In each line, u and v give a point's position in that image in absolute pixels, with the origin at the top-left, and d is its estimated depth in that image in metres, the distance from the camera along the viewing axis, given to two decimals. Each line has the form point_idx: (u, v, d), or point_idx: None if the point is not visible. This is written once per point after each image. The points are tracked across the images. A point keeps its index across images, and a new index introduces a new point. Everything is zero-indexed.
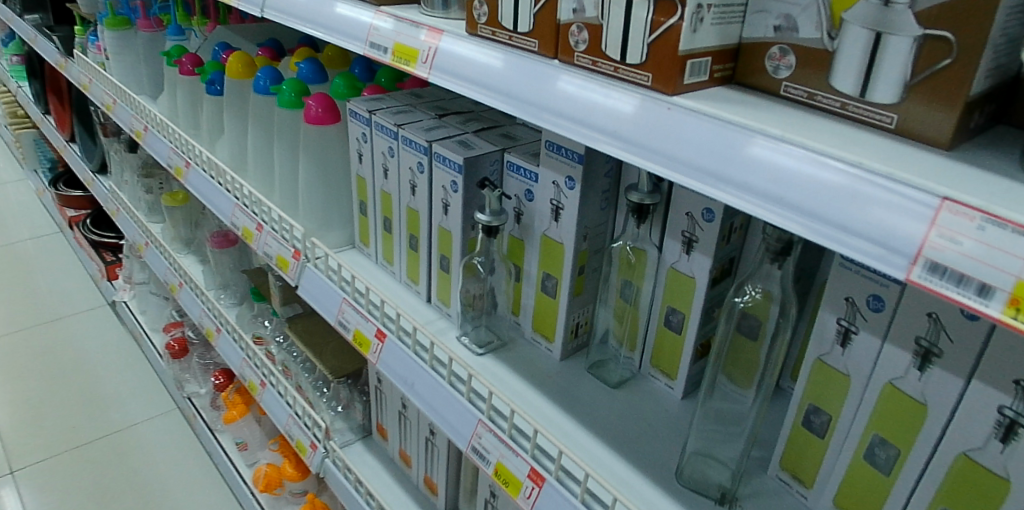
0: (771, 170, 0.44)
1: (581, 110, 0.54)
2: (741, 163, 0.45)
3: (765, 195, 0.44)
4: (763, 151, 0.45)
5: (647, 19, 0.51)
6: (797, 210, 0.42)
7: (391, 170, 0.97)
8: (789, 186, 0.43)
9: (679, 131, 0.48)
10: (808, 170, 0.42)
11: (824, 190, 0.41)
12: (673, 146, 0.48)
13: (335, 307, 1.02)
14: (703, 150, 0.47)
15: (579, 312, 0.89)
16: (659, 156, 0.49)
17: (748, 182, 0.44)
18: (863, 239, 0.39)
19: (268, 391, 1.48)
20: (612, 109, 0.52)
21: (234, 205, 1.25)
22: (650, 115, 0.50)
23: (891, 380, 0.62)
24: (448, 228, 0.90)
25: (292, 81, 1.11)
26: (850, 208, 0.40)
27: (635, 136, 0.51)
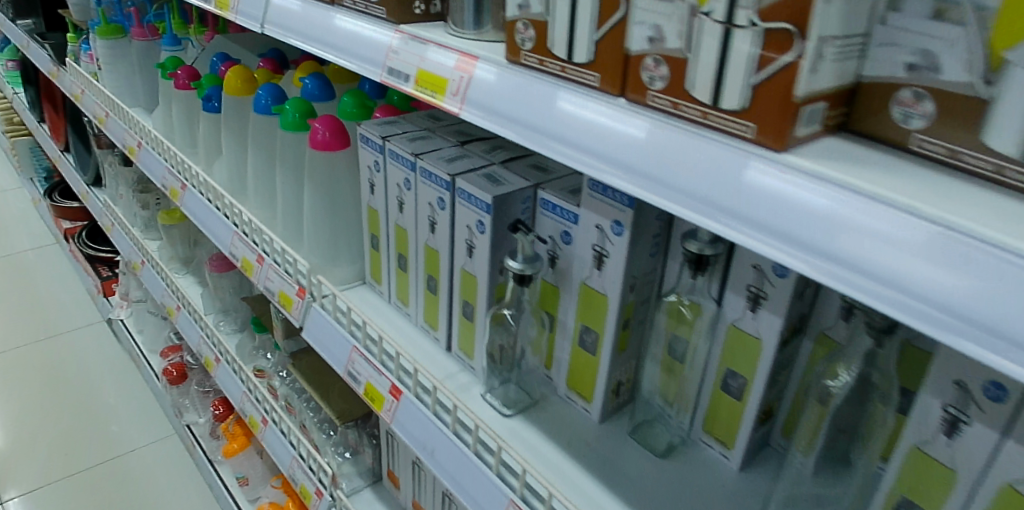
0: (852, 230, 0.34)
1: (601, 142, 0.44)
2: (810, 219, 0.35)
3: (842, 261, 0.34)
4: (840, 205, 0.34)
5: (752, 53, 0.37)
6: (885, 283, 0.32)
7: (407, 204, 0.86)
8: (877, 253, 0.33)
9: (728, 172, 0.38)
10: (904, 233, 0.32)
11: (927, 264, 0.31)
12: (719, 192, 0.38)
13: (345, 355, 0.91)
14: (760, 201, 0.37)
15: (622, 370, 0.79)
16: (699, 203, 0.39)
17: (819, 243, 0.34)
18: (979, 332, 0.29)
19: (270, 429, 1.38)
20: (641, 143, 0.42)
21: (233, 232, 1.16)
22: (688, 150, 0.40)
23: (1013, 481, 0.50)
24: (473, 272, 0.80)
25: (296, 100, 1.01)
26: (962, 290, 0.30)
27: (669, 176, 0.40)
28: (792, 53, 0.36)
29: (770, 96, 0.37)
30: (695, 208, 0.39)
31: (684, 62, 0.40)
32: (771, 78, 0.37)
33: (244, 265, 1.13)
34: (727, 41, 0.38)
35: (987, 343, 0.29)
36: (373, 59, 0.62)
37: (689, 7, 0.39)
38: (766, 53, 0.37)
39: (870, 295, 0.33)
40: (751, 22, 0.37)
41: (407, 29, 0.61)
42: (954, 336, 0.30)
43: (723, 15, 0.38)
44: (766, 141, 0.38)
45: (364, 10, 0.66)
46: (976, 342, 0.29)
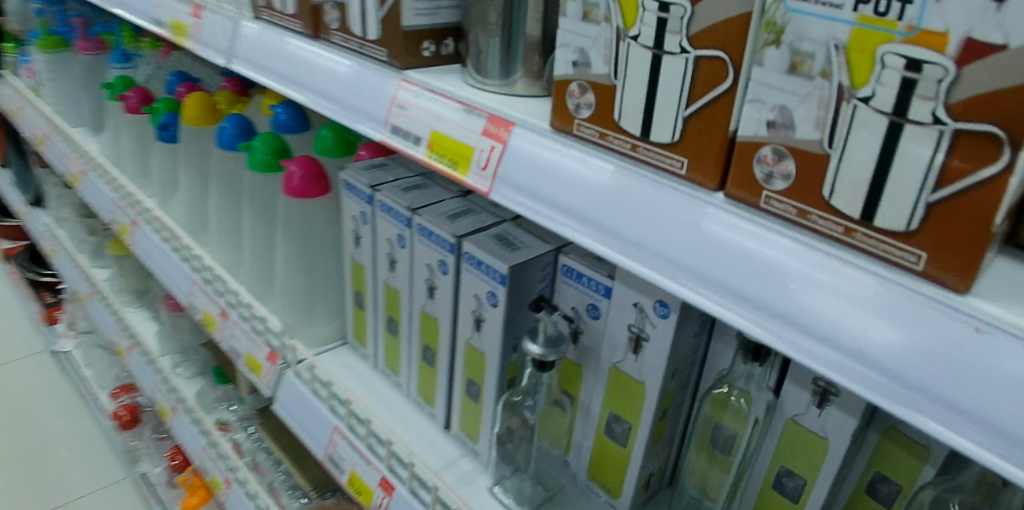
0: (852, 310, 0.28)
1: (567, 193, 0.38)
2: (804, 295, 0.30)
3: (827, 340, 0.29)
4: (838, 280, 0.29)
5: (934, 161, 0.27)
6: (890, 378, 0.27)
7: (400, 264, 0.75)
8: (883, 341, 0.27)
9: (707, 233, 0.33)
10: (914, 318, 0.27)
11: (943, 359, 0.26)
12: (695, 256, 0.33)
13: (324, 437, 0.80)
14: (743, 269, 0.31)
15: (655, 460, 0.68)
16: (673, 268, 0.34)
17: (811, 323, 0.29)
18: (1005, 446, 0.24)
19: (234, 491, 1.24)
20: (607, 193, 0.37)
21: (193, 281, 1.03)
22: (663, 206, 0.34)
23: None
24: (480, 348, 0.69)
25: (267, 135, 0.87)
26: (985, 392, 0.24)
27: (641, 236, 0.35)
28: (997, 166, 0.25)
29: (958, 220, 0.27)
30: (669, 274, 0.34)
31: (824, 161, 0.30)
32: (961, 196, 0.27)
33: (205, 319, 1.01)
34: (892, 141, 0.28)
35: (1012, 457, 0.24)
36: (371, 113, 0.52)
37: (836, 87, 0.28)
38: (953, 162, 0.26)
39: (871, 389, 0.28)
40: (935, 119, 0.26)
41: (417, 79, 0.51)
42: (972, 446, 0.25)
43: (891, 106, 0.27)
44: (945, 278, 0.28)
45: (357, 49, 0.56)
46: (1000, 456, 0.24)
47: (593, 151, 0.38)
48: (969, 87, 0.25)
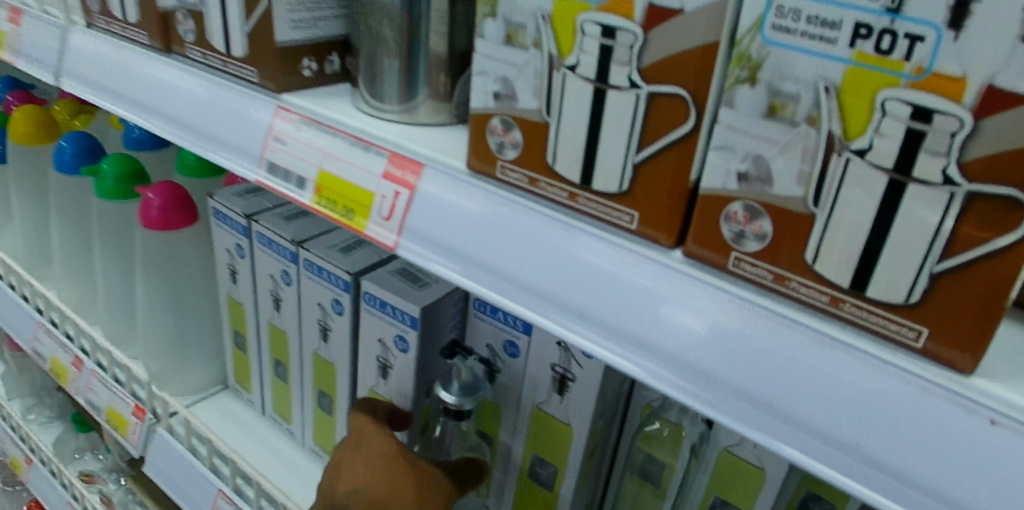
0: (790, 373, 0.25)
1: (464, 238, 0.33)
2: (738, 357, 0.26)
3: (788, 419, 0.25)
4: (774, 338, 0.26)
5: (940, 226, 0.23)
6: (839, 450, 0.25)
7: (286, 302, 0.65)
8: (828, 408, 0.25)
9: (626, 286, 0.29)
10: (859, 381, 0.24)
11: (899, 431, 0.24)
12: (615, 313, 0.29)
13: (206, 501, 0.69)
14: (667, 328, 0.28)
15: (582, 498, 0.62)
16: (592, 325, 0.30)
17: (748, 389, 0.26)
18: None
19: None
20: (523, 243, 0.31)
21: (38, 324, 0.88)
22: (575, 253, 0.30)
23: None
24: (385, 395, 0.61)
25: (115, 156, 0.74)
26: (942, 466, 0.23)
27: (555, 289, 0.31)
28: (1016, 234, 0.22)
29: (967, 293, 0.23)
30: (588, 332, 0.30)
31: (809, 221, 0.26)
32: (971, 266, 0.23)
33: (54, 369, 0.86)
34: (892, 201, 0.24)
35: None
36: (241, 146, 0.42)
37: (825, 137, 0.24)
38: (963, 227, 0.23)
39: (819, 460, 0.25)
40: (945, 179, 0.22)
41: (295, 105, 0.42)
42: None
43: (893, 162, 0.23)
44: (949, 356, 0.24)
45: (220, 66, 0.47)
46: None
47: (507, 189, 0.33)
48: (984, 144, 0.22)
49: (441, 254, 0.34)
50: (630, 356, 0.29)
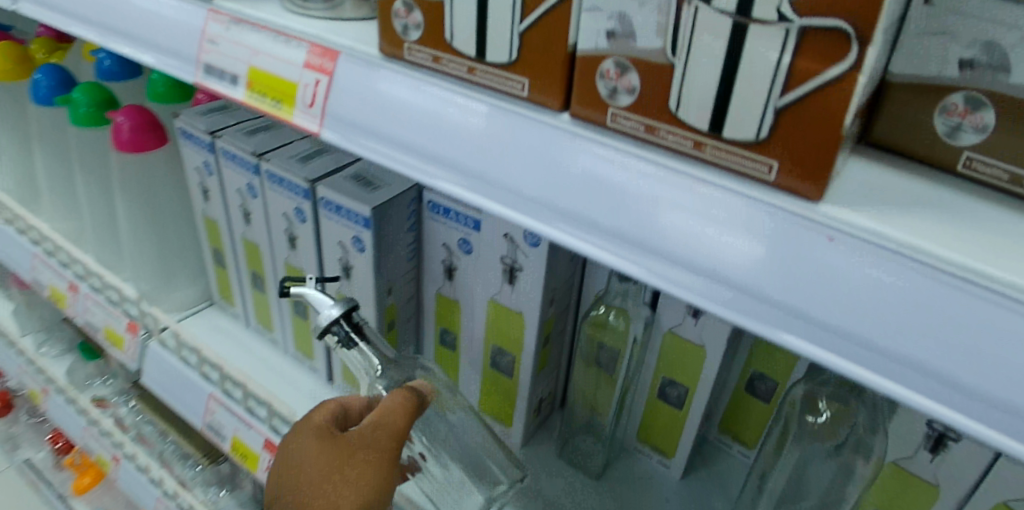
0: (835, 286, 0.24)
1: (484, 160, 0.32)
2: (782, 267, 0.25)
3: (746, 291, 0.26)
4: (818, 251, 0.25)
5: (780, 62, 0.25)
6: (813, 325, 0.25)
7: (255, 215, 0.68)
8: (871, 316, 0.24)
9: (658, 203, 0.28)
10: (900, 287, 0.24)
11: (840, 291, 0.24)
12: (650, 231, 0.28)
13: (200, 405, 0.74)
14: (710, 245, 0.27)
15: (543, 386, 0.69)
16: (626, 245, 0.28)
17: (795, 302, 0.25)
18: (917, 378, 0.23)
19: (125, 468, 1.16)
20: (484, 138, 0.32)
21: (33, 254, 0.90)
22: (607, 174, 0.29)
23: (1007, 500, 0.47)
24: (352, 297, 0.65)
25: (87, 85, 0.75)
26: (977, 362, 0.22)
27: (515, 180, 0.31)
28: (845, 63, 0.24)
29: (805, 124, 0.25)
30: (623, 252, 0.28)
31: (669, 71, 0.28)
32: (807, 100, 0.25)
33: (52, 296, 0.88)
34: (738, 43, 0.25)
35: (930, 394, 0.23)
36: (179, 51, 0.44)
37: None
38: (800, 62, 0.25)
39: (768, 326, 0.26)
40: (779, 17, 0.24)
41: (226, 8, 0.44)
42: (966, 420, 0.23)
43: (732, 6, 0.25)
44: (797, 184, 0.26)
45: None
46: (892, 380, 0.24)
47: (417, 71, 0.35)
48: None
49: (462, 181, 0.32)
50: (642, 262, 0.28)
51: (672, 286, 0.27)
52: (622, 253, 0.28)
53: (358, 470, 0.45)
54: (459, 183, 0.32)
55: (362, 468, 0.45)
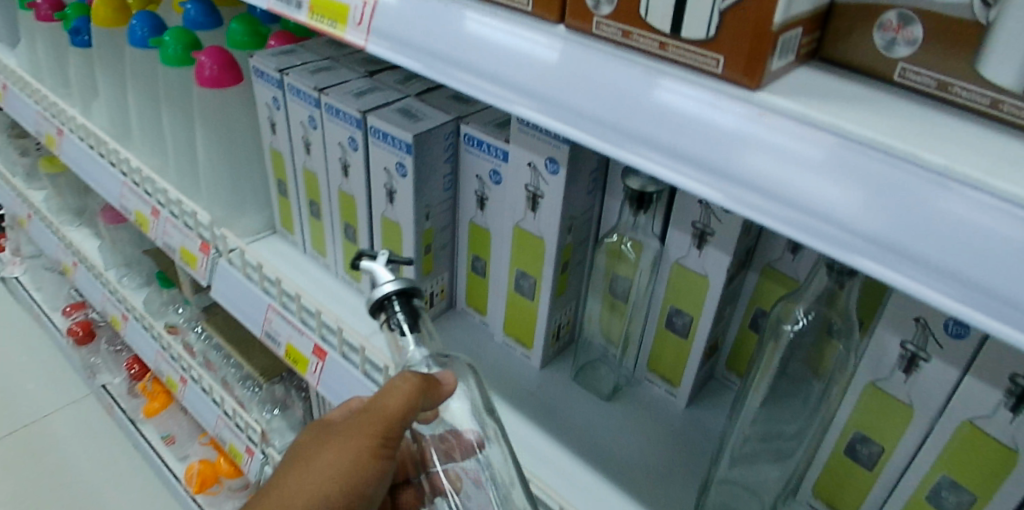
0: (859, 193, 0.28)
1: (560, 89, 0.36)
2: (791, 168, 0.30)
3: (761, 190, 0.31)
4: (846, 165, 0.29)
5: None
6: (812, 216, 0.29)
7: (315, 145, 0.77)
8: (887, 217, 0.28)
9: (710, 124, 0.32)
10: (913, 192, 0.27)
11: (838, 188, 0.29)
12: (702, 147, 0.32)
13: (260, 315, 0.83)
14: (754, 160, 0.31)
15: (561, 312, 0.76)
16: (680, 161, 0.33)
17: (824, 208, 0.29)
18: (896, 260, 0.27)
19: (192, 388, 1.29)
20: (543, 63, 0.37)
21: (122, 183, 1.00)
22: (665, 99, 0.33)
23: (972, 418, 0.51)
24: (395, 220, 0.73)
25: (177, 29, 0.86)
26: (968, 256, 0.26)
27: (567, 98, 0.36)
28: None
29: (741, 24, 0.31)
30: (678, 168, 0.33)
31: None
32: (742, 3, 0.31)
33: (137, 221, 0.99)
34: None
35: (904, 272, 0.27)
36: None
37: None
38: None
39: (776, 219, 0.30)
40: None
41: None
42: (956, 305, 0.26)
43: None
44: (737, 76, 0.32)
45: None
46: (873, 260, 0.28)
47: None
48: None
49: (540, 107, 0.37)
50: (674, 166, 0.33)
51: (700, 187, 0.32)
52: (659, 161, 0.33)
53: (335, 453, 0.52)
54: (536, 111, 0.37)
55: (334, 451, 0.52)
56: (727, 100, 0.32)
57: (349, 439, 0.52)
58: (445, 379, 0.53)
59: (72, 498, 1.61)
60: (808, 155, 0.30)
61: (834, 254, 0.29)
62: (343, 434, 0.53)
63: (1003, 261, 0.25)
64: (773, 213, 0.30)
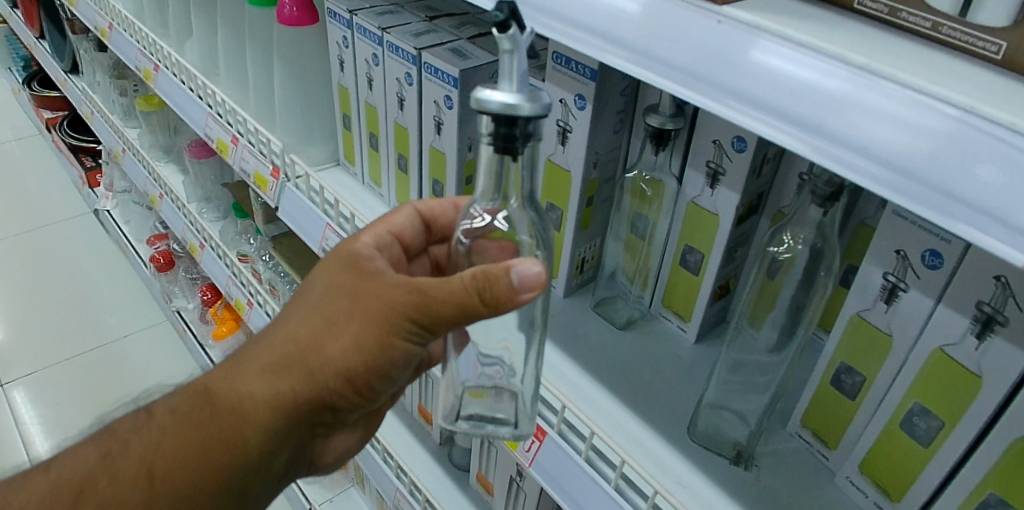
0: (902, 129, 0.32)
1: (637, 35, 0.42)
2: (816, 98, 0.34)
3: (790, 119, 0.35)
4: (894, 105, 0.32)
5: None
6: (826, 140, 0.34)
7: (376, 81, 0.86)
8: (919, 151, 0.31)
9: (779, 72, 0.36)
10: (950, 132, 0.31)
11: (852, 115, 0.33)
12: (769, 91, 0.36)
13: (318, 233, 0.90)
14: (814, 101, 0.35)
15: (585, 246, 0.83)
16: (745, 104, 0.37)
17: (870, 143, 0.33)
18: (895, 177, 0.32)
19: (256, 312, 1.40)
20: (612, 8, 0.43)
21: (207, 113, 1.10)
22: (742, 49, 0.38)
23: (942, 346, 0.55)
24: (441, 149, 0.81)
25: None
26: (981, 182, 0.29)
27: (631, 39, 0.42)
28: None
29: None
30: (744, 109, 0.37)
31: None
32: None
33: (219, 148, 1.07)
34: None
35: (896, 187, 0.32)
36: None
37: None
38: None
39: (800, 145, 0.35)
40: None
41: None
42: (956, 221, 0.30)
43: None
44: None
45: None
46: (871, 178, 0.33)
47: None
48: None
49: (628, 56, 0.42)
50: (719, 98, 0.38)
51: (739, 117, 0.37)
52: (707, 95, 0.39)
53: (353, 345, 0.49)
54: (626, 60, 0.42)
55: (364, 328, 0.49)
56: (770, 42, 0.37)
57: (374, 334, 0.49)
58: (522, 281, 0.44)
59: None
60: (833, 87, 0.34)
61: (845, 174, 0.34)
62: (374, 311, 0.48)
63: (977, 174, 0.30)
64: (798, 138, 0.35)
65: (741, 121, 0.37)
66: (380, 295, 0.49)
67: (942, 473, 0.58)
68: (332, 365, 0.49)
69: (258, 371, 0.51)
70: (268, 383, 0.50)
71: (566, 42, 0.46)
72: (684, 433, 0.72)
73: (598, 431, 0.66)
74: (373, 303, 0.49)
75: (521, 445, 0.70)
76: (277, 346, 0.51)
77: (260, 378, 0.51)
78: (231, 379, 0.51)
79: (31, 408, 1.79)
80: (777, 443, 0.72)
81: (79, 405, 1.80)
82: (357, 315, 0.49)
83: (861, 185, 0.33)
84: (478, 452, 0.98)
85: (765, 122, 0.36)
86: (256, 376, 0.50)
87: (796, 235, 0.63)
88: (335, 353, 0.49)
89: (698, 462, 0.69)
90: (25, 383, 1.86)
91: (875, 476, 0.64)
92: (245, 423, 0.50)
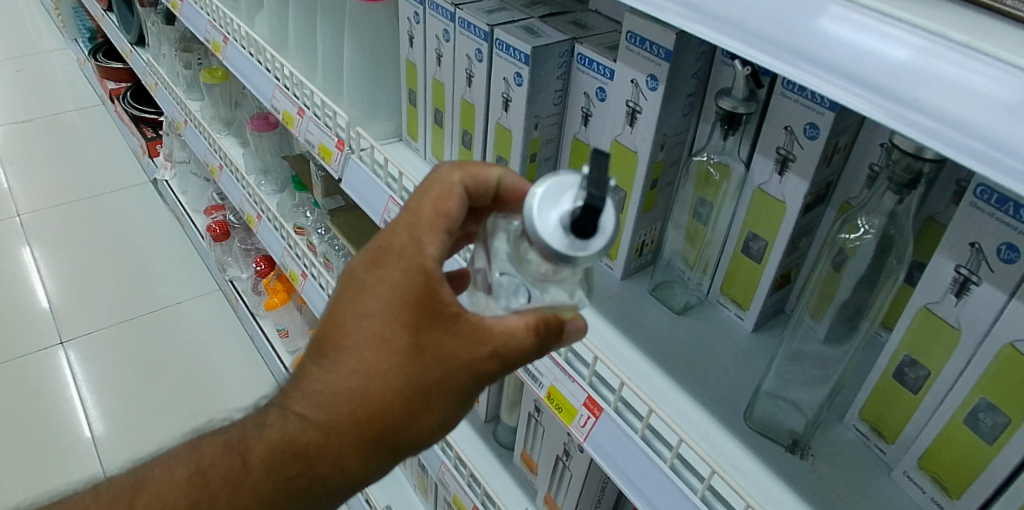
0: (1003, 111, 0.32)
1: (731, 7, 0.42)
2: (915, 74, 0.34)
3: (886, 94, 0.35)
4: (997, 85, 0.32)
5: None
6: (922, 114, 0.34)
7: (445, 57, 0.87)
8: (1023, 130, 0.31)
9: (876, 48, 0.36)
10: None
11: (950, 93, 0.33)
12: (866, 66, 0.36)
13: (380, 205, 0.92)
14: (913, 77, 0.34)
15: (647, 229, 0.84)
16: (840, 76, 0.37)
17: (967, 120, 0.32)
18: (993, 152, 0.32)
19: (308, 283, 1.40)
20: None
21: (274, 85, 1.12)
22: (838, 23, 0.37)
23: (1014, 341, 0.54)
24: (507, 126, 0.82)
25: None
26: None
27: (726, 11, 0.42)
28: None
29: None
30: (836, 82, 0.37)
31: None
32: None
33: (284, 119, 1.09)
34: None
35: (989, 162, 0.32)
36: None
37: None
38: None
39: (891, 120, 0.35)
40: None
41: None
42: None
43: None
44: None
45: None
46: (961, 151, 0.33)
47: None
48: None
49: (720, 27, 0.43)
50: (811, 72, 0.38)
51: (831, 91, 0.37)
52: (798, 68, 0.38)
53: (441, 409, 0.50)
54: (719, 32, 0.43)
55: (452, 396, 0.50)
56: (871, 17, 0.37)
57: (461, 397, 0.51)
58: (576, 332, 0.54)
59: (189, 377, 1.86)
60: (935, 66, 0.34)
61: (943, 150, 0.33)
62: (462, 382, 0.50)
63: None
64: (892, 114, 0.35)
65: (832, 94, 0.37)
66: (473, 363, 0.49)
67: (1006, 471, 0.57)
68: (419, 430, 0.50)
69: (337, 439, 0.49)
70: (359, 449, 0.50)
71: (659, 15, 0.47)
72: (740, 419, 0.72)
73: (654, 409, 0.66)
74: (467, 373, 0.50)
75: (577, 421, 0.71)
76: (360, 415, 0.49)
77: (344, 442, 0.49)
78: (318, 443, 0.49)
79: (83, 367, 1.88)
80: (832, 435, 0.72)
81: (130, 368, 1.88)
82: (439, 388, 0.49)
83: (954, 160, 0.33)
84: (526, 431, 0.99)
85: (860, 97, 0.36)
86: (342, 443, 0.49)
87: (870, 221, 0.62)
88: (426, 421, 0.50)
89: (752, 446, 0.69)
90: (79, 344, 1.94)
91: (935, 471, 0.63)
92: (333, 475, 0.51)
